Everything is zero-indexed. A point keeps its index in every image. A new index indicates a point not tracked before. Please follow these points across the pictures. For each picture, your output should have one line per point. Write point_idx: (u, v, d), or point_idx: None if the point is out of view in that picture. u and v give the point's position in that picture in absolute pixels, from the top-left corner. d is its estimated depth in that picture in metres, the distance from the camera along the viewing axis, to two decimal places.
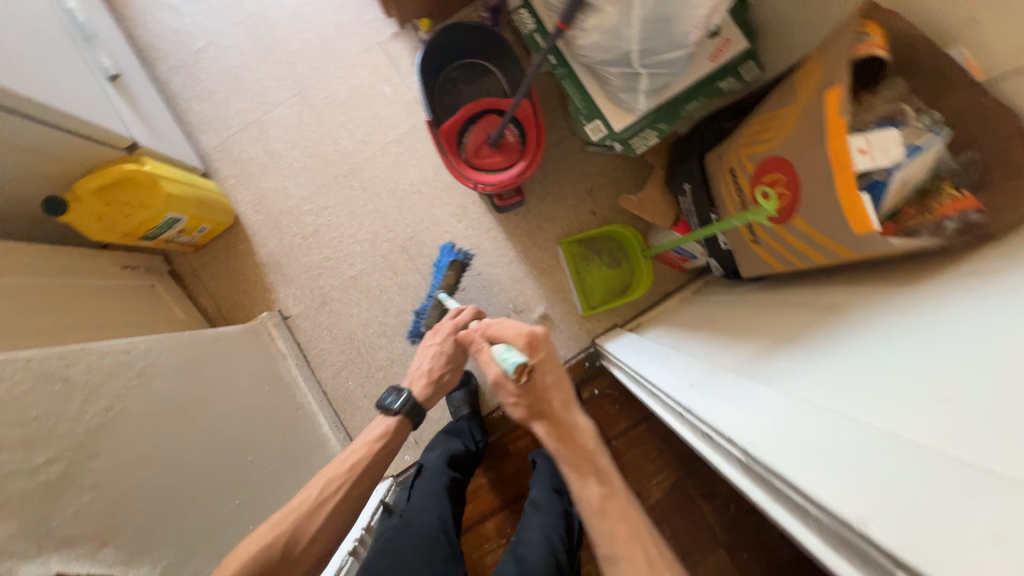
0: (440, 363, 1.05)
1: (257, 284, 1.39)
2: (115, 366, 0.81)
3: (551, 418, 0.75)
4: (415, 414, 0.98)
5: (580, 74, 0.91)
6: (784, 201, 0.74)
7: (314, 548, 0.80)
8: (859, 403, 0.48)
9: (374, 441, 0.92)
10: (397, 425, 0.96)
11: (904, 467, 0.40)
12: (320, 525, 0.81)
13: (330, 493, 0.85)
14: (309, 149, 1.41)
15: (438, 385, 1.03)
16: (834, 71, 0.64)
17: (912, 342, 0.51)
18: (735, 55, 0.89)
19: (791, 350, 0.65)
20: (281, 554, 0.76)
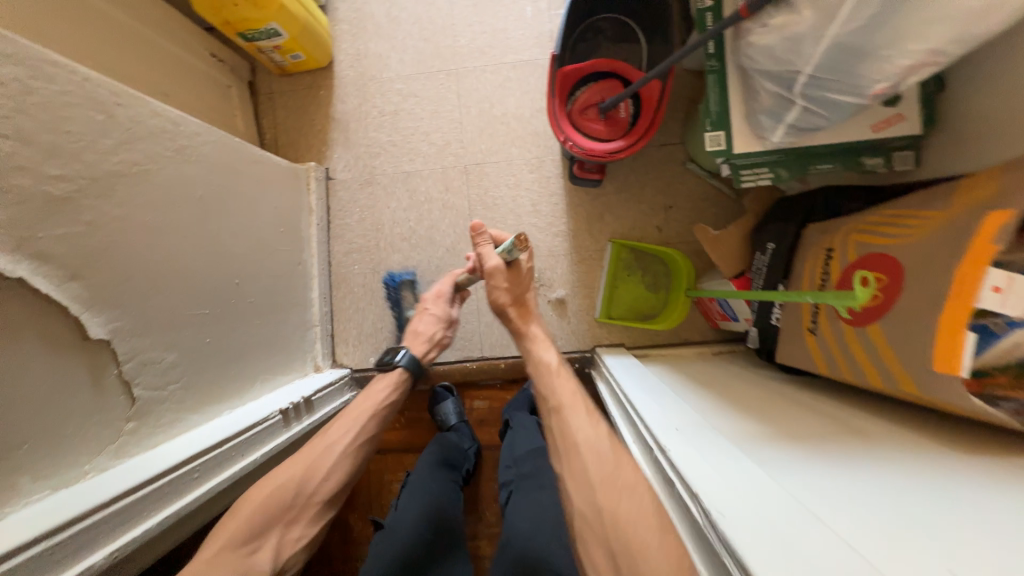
0: (437, 325, 1.08)
1: (319, 134, 1.37)
2: (158, 130, 0.80)
3: (530, 312, 0.90)
4: (415, 370, 1.02)
5: (731, 77, 0.82)
6: (871, 304, 0.66)
7: (324, 489, 0.82)
8: (855, 528, 0.43)
9: (384, 388, 0.96)
10: (399, 377, 0.99)
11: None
12: (326, 481, 0.82)
13: (340, 439, 0.86)
14: (427, 32, 1.35)
15: (436, 346, 1.08)
16: (1014, 193, 0.54)
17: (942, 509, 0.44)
18: (900, 134, 0.79)
19: (799, 449, 0.59)
20: (292, 493, 0.78)
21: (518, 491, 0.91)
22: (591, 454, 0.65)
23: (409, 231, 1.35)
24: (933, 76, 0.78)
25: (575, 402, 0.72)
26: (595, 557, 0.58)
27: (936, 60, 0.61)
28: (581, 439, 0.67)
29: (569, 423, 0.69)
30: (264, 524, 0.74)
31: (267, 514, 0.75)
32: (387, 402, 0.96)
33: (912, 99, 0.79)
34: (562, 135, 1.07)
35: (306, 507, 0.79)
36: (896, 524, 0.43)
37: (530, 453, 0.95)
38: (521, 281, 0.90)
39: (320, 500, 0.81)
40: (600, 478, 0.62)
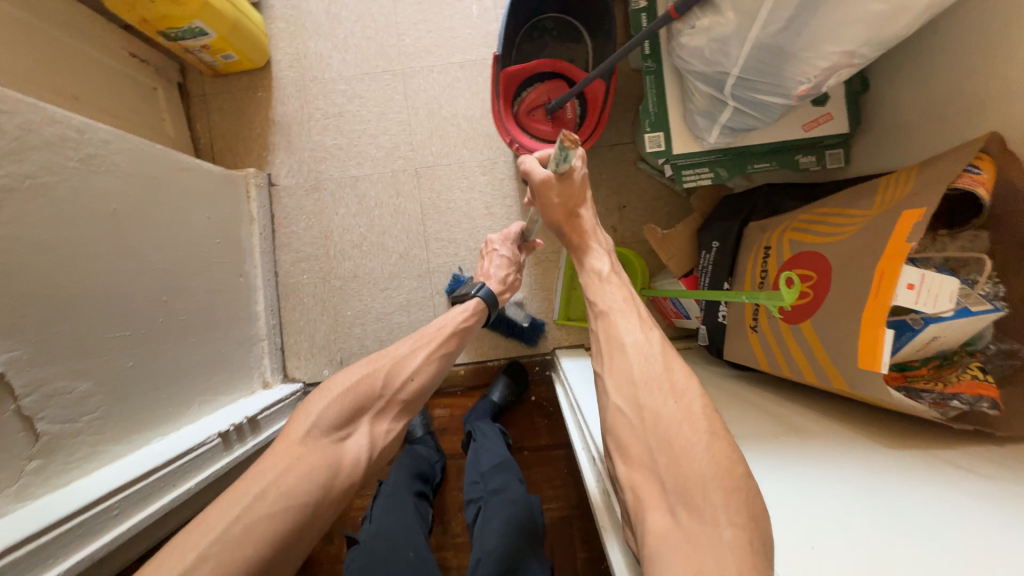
0: (507, 265, 1.01)
1: (259, 138, 1.30)
2: (58, 139, 0.73)
3: (590, 217, 0.79)
4: (492, 305, 0.94)
5: (668, 78, 0.82)
6: (806, 301, 0.67)
7: (412, 387, 0.76)
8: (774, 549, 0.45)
9: (461, 313, 0.88)
10: (478, 305, 0.91)
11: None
12: (413, 379, 0.76)
13: (421, 345, 0.80)
14: (370, 32, 1.30)
15: (509, 287, 1.01)
16: (926, 190, 0.56)
17: (862, 512, 0.45)
18: (829, 133, 0.81)
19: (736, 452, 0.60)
20: (378, 386, 0.73)
21: (490, 507, 0.87)
22: (637, 353, 0.58)
23: (360, 237, 1.30)
24: (858, 75, 0.81)
25: (625, 306, 0.65)
26: (628, 454, 0.52)
27: (853, 62, 0.62)
28: (629, 340, 0.60)
29: (614, 324, 0.63)
30: (352, 412, 0.69)
31: (354, 404, 0.70)
32: (466, 324, 0.87)
33: (838, 98, 0.81)
34: (508, 137, 1.05)
35: (393, 401, 0.74)
36: (823, 538, 0.44)
37: (496, 468, 0.93)
38: (578, 187, 0.76)
39: (408, 397, 0.75)
40: (644, 377, 0.55)
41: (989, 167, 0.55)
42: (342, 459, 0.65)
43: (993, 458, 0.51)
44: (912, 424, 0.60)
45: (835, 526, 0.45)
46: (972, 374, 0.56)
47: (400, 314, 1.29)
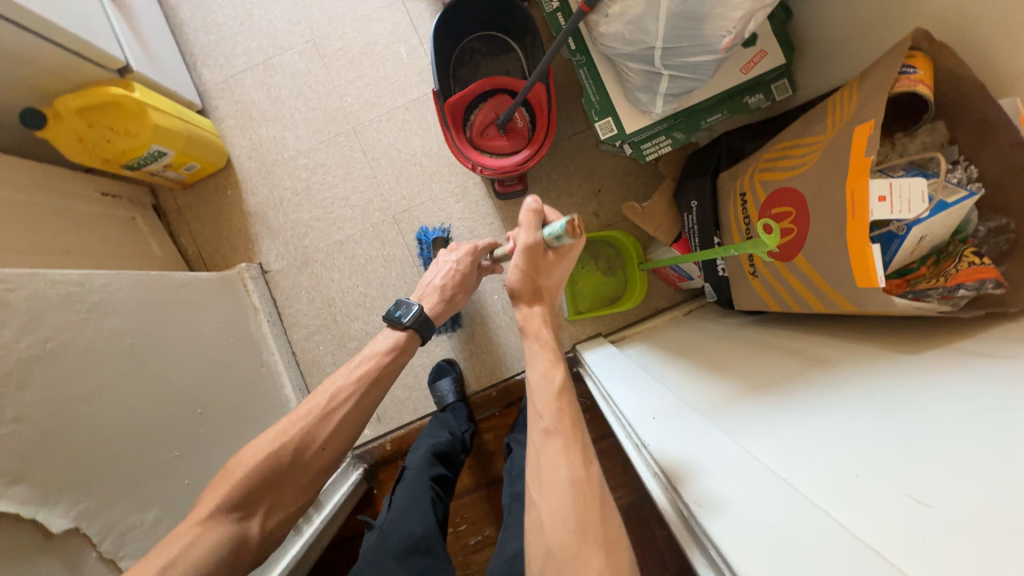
0: (455, 282, 0.96)
1: (241, 233, 1.35)
2: (65, 297, 0.78)
3: (549, 307, 0.79)
4: (425, 328, 0.91)
5: (600, 65, 0.85)
6: (790, 237, 0.68)
7: (323, 456, 0.79)
8: (819, 482, 0.47)
9: (383, 353, 0.87)
10: (406, 340, 0.90)
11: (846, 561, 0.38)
12: (327, 435, 0.79)
13: (342, 402, 0.81)
14: (313, 102, 1.34)
15: (450, 305, 0.96)
16: (870, 103, 0.57)
17: (903, 428, 0.46)
18: (768, 69, 0.83)
19: (769, 400, 0.61)
20: (288, 458, 0.75)
21: (514, 510, 0.85)
22: (575, 498, 0.54)
23: (361, 296, 1.34)
24: (779, 6, 0.82)
25: (565, 426, 0.61)
26: None
27: (765, 2, 0.64)
28: (564, 474, 0.56)
29: (555, 452, 0.58)
30: (258, 491, 0.72)
31: (259, 481, 0.72)
32: (388, 368, 0.86)
33: (767, 34, 0.82)
34: (469, 162, 1.07)
35: (301, 474, 0.76)
36: (858, 454, 0.46)
37: (523, 471, 0.92)
38: (546, 269, 0.77)
39: (316, 468, 0.78)
40: (585, 527, 0.52)
41: (923, 63, 0.57)
42: (247, 533, 0.71)
43: (1016, 335, 0.51)
44: (930, 324, 0.60)
45: (867, 440, 0.47)
46: (969, 259, 0.58)
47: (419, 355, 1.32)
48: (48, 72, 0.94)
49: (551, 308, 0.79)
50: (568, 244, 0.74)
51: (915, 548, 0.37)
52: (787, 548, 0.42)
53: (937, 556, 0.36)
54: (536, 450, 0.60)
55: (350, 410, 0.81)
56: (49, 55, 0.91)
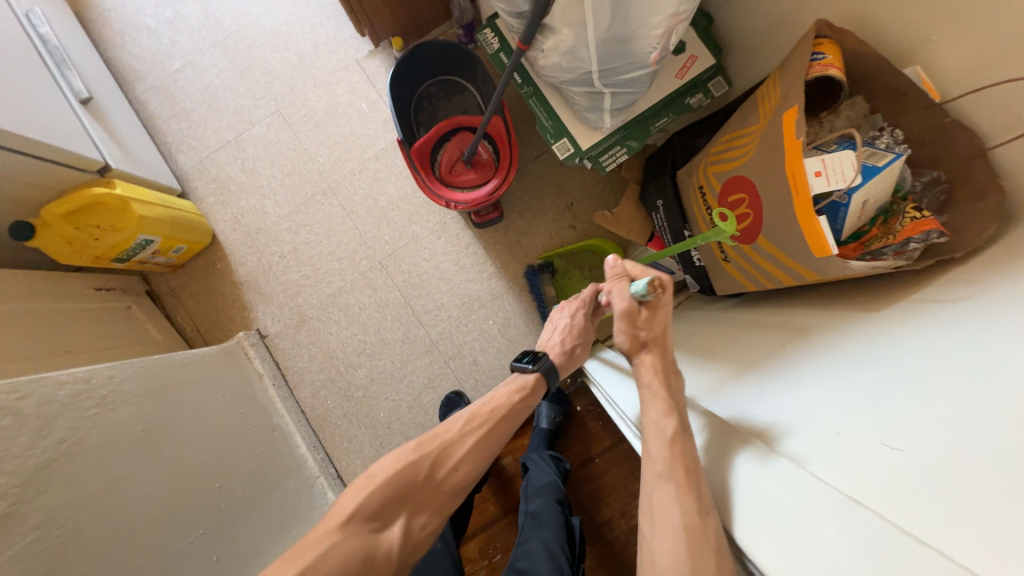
0: (575, 335, 0.88)
1: (235, 304, 1.38)
2: (73, 397, 0.80)
3: (665, 358, 0.69)
4: (551, 379, 0.84)
5: (547, 93, 0.90)
6: (749, 222, 0.73)
7: (455, 480, 0.71)
8: (809, 448, 0.49)
9: (514, 391, 0.80)
10: (534, 383, 0.82)
11: (847, 526, 0.40)
12: (462, 458, 0.72)
13: (474, 428, 0.75)
14: (288, 168, 1.40)
15: (571, 360, 0.87)
16: (791, 92, 0.62)
17: (875, 382, 0.50)
18: (701, 70, 0.89)
19: (758, 377, 0.64)
20: (423, 474, 0.69)
21: (530, 530, 0.86)
22: (689, 547, 0.49)
23: (361, 344, 1.36)
24: (698, 14, 0.89)
25: (673, 466, 0.55)
26: None
27: (681, 18, 0.71)
28: (680, 524, 0.50)
29: (667, 499, 0.53)
30: (393, 500, 0.67)
31: (398, 489, 0.67)
32: (519, 409, 0.79)
33: (693, 40, 0.89)
34: (442, 200, 1.11)
35: (435, 494, 0.69)
36: (835, 416, 0.49)
37: (539, 490, 0.93)
38: (650, 326, 0.70)
39: (450, 489, 0.71)
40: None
41: (830, 48, 0.64)
42: (383, 543, 0.64)
43: (971, 277, 0.55)
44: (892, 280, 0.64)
45: (838, 404, 0.50)
46: (912, 216, 0.63)
47: (427, 393, 1.34)
48: (27, 183, 0.98)
49: (668, 358, 0.69)
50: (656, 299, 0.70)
51: (898, 498, 0.40)
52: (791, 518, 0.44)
53: (920, 507, 0.38)
54: (648, 492, 0.56)
55: (482, 437, 0.74)
56: (25, 167, 0.95)
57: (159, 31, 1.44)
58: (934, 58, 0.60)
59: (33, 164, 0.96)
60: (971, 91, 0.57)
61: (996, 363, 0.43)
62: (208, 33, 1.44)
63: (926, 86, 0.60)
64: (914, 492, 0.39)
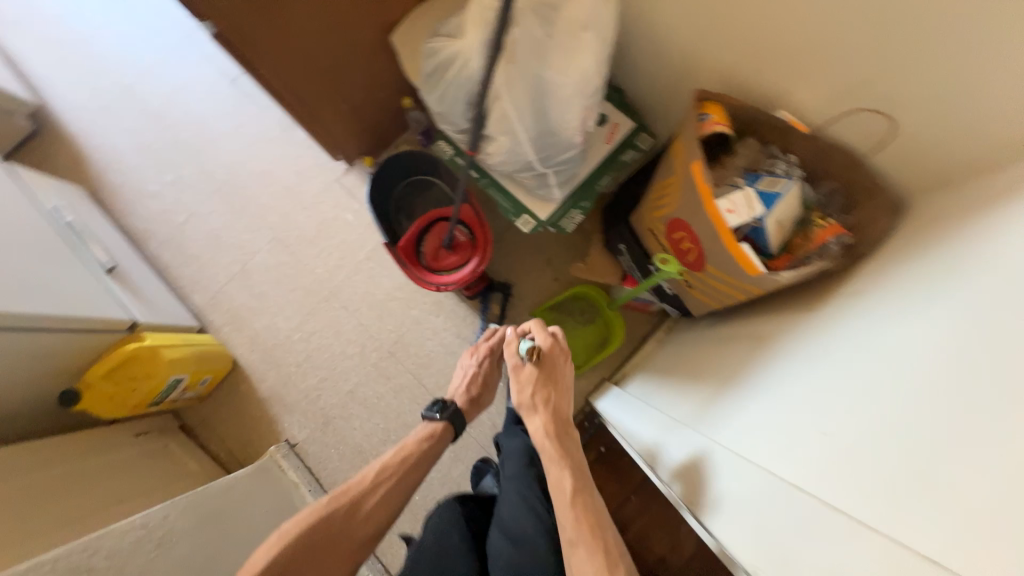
0: (479, 384, 1.03)
1: (263, 420, 1.46)
2: (135, 544, 0.87)
3: (552, 418, 0.85)
4: (456, 424, 0.98)
5: (501, 181, 1.04)
6: (694, 254, 0.84)
7: (368, 529, 0.82)
8: (833, 463, 0.53)
9: (423, 438, 0.93)
10: (443, 430, 0.96)
11: (884, 539, 0.45)
12: (373, 505, 0.84)
13: (385, 477, 0.87)
14: (292, 284, 1.54)
15: (475, 406, 1.03)
16: (692, 149, 0.76)
17: (880, 385, 0.54)
18: (625, 133, 1.04)
19: (768, 393, 0.69)
20: (337, 526, 0.80)
21: (500, 485, 0.85)
22: None
23: (385, 431, 1.43)
24: (610, 89, 1.05)
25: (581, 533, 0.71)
26: None
27: (591, 106, 0.83)
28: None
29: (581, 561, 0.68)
30: (308, 552, 0.76)
31: (314, 540, 0.77)
32: (428, 455, 0.92)
33: (612, 110, 1.05)
34: (433, 286, 1.24)
35: (346, 542, 0.79)
36: (852, 429, 0.54)
37: (505, 453, 0.89)
38: (531, 388, 0.87)
39: (362, 538, 0.81)
40: None
41: (714, 108, 0.78)
42: None
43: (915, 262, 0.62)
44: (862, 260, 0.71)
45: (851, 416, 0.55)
46: (820, 224, 0.74)
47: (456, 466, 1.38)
48: (53, 354, 1.09)
49: (558, 409, 0.87)
50: (536, 359, 0.89)
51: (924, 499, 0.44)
52: (839, 548, 0.48)
53: (947, 511, 0.42)
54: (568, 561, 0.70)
55: (391, 486, 0.86)
56: (49, 343, 1.06)
57: (161, 193, 1.62)
58: (796, 103, 0.76)
59: (61, 337, 1.08)
60: (831, 120, 0.73)
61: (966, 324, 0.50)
62: (204, 185, 1.62)
63: (794, 122, 0.74)
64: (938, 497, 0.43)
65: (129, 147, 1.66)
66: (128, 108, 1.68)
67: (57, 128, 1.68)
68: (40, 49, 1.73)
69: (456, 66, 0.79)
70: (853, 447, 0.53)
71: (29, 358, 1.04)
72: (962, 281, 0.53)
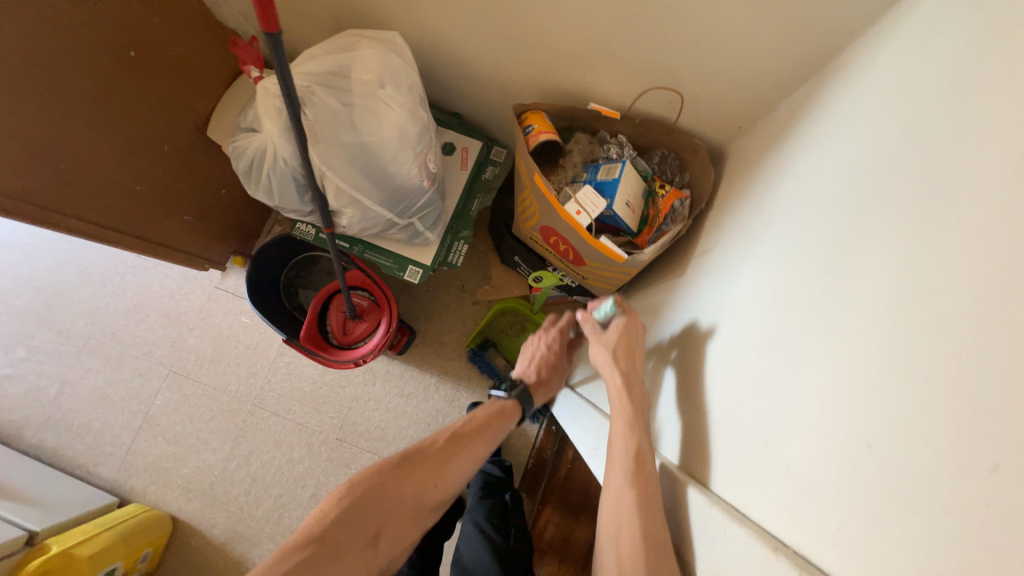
0: (548, 367, 0.99)
1: (229, 565, 1.33)
2: None
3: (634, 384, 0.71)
4: (524, 401, 0.95)
5: (373, 242, 1.00)
6: (571, 253, 0.87)
7: (434, 497, 0.77)
8: (792, 337, 0.48)
9: (492, 411, 0.90)
10: (509, 405, 0.92)
11: (852, 386, 0.38)
12: (446, 468, 0.79)
13: (458, 444, 0.82)
14: (208, 413, 1.41)
15: (542, 388, 0.99)
16: (528, 161, 0.77)
17: (811, 248, 0.50)
18: (477, 154, 1.04)
19: (722, 304, 0.64)
20: (408, 487, 0.75)
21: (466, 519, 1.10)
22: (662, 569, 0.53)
23: None
24: (444, 116, 1.04)
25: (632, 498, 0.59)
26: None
27: (425, 150, 0.81)
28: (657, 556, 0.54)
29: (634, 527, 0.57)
30: (381, 511, 0.71)
31: (390, 499, 0.72)
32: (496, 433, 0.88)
33: (456, 136, 1.04)
34: (351, 362, 1.17)
35: (411, 508, 0.74)
36: (800, 297, 0.49)
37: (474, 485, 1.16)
38: (620, 347, 0.74)
39: (429, 505, 0.76)
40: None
41: (534, 118, 0.79)
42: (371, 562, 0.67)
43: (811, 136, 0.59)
44: (749, 200, 0.68)
45: (796, 286, 0.50)
46: (662, 191, 0.82)
47: None
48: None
49: (635, 376, 0.72)
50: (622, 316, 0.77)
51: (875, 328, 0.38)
52: (816, 420, 0.41)
53: (897, 329, 0.36)
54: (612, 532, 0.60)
55: (461, 452, 0.82)
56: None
57: (20, 373, 1.42)
58: (599, 90, 0.80)
59: None
60: (634, 99, 0.79)
61: (882, 183, 0.43)
62: (68, 345, 1.43)
63: (604, 111, 0.79)
64: (888, 318, 0.37)
65: None
66: None
67: None
68: None
69: (272, 160, 0.74)
70: (801, 327, 0.47)
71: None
72: (867, 125, 0.49)
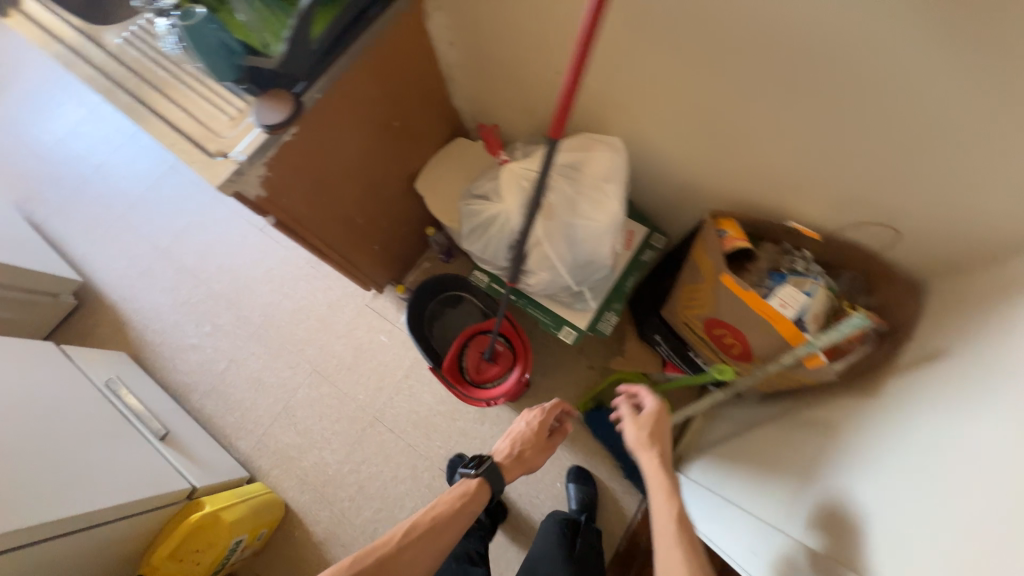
0: (525, 442, 1.03)
1: (321, 566, 1.40)
2: None
3: (665, 460, 0.85)
4: (495, 480, 0.97)
5: (539, 299, 1.11)
6: (738, 347, 0.92)
7: None
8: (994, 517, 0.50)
9: (455, 498, 0.92)
10: (478, 486, 0.95)
11: None
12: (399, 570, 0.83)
13: (411, 545, 0.85)
14: (335, 415, 1.56)
15: (517, 464, 1.01)
16: (720, 262, 0.87)
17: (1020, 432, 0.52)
18: (641, 238, 1.14)
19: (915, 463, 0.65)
20: None
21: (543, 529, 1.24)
22: None
23: None
24: None
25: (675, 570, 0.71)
26: None
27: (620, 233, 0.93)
28: None
29: None
30: None
31: None
32: (456, 523, 0.90)
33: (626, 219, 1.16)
34: (483, 402, 1.29)
35: None
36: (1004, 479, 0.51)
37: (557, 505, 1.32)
38: (650, 431, 0.89)
39: None
40: None
41: (728, 224, 0.90)
42: None
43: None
44: (954, 359, 0.69)
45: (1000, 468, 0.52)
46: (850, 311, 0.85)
47: None
48: (88, 552, 1.06)
49: (666, 456, 0.86)
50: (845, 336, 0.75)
51: None
52: None
53: None
54: None
55: (416, 552, 0.85)
56: (86, 542, 1.04)
57: (201, 344, 1.69)
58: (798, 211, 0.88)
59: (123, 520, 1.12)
60: (839, 226, 0.85)
61: None
62: (243, 329, 1.70)
63: (804, 230, 0.87)
64: None
65: (168, 305, 1.75)
66: (165, 268, 1.80)
67: (100, 298, 1.78)
68: (80, 228, 1.88)
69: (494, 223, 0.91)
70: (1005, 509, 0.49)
71: (65, 562, 1.02)
72: None
